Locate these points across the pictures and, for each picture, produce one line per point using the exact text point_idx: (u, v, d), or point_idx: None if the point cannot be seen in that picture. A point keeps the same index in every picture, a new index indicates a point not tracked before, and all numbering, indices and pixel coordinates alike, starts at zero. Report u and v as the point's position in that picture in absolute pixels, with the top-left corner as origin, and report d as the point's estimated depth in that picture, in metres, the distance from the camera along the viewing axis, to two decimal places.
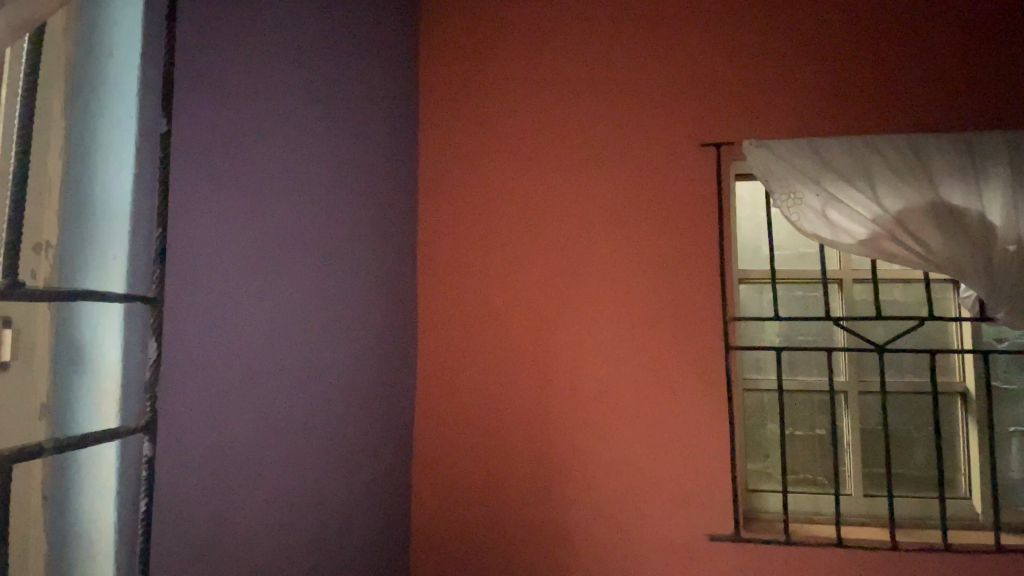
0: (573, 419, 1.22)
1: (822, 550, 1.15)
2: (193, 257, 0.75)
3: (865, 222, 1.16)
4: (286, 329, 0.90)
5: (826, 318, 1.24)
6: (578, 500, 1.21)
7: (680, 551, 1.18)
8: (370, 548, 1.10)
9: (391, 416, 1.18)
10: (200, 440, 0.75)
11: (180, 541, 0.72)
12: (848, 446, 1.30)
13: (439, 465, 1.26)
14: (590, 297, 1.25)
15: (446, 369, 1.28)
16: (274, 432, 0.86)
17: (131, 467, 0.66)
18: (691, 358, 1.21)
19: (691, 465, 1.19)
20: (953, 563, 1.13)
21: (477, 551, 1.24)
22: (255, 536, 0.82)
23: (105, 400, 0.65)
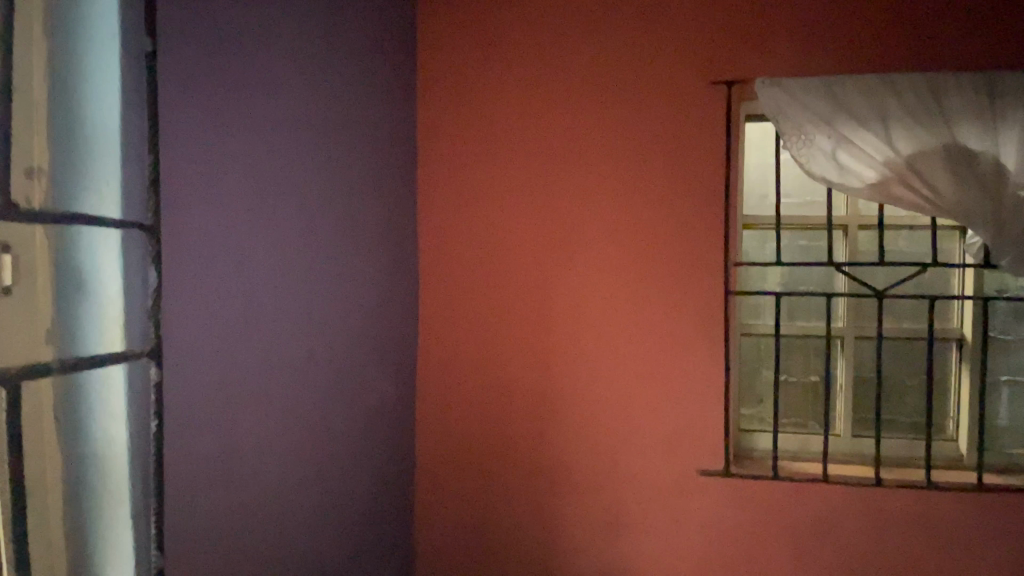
0: (572, 362, 1.25)
1: (808, 486, 1.20)
2: (189, 189, 0.74)
3: (875, 164, 1.13)
4: (286, 265, 0.90)
5: (829, 264, 1.24)
6: (575, 438, 1.25)
7: (672, 484, 1.23)
8: (376, 479, 1.15)
9: (393, 357, 1.20)
10: (206, 369, 0.76)
11: (193, 462, 0.74)
12: (840, 389, 1.33)
13: (440, 405, 1.30)
14: (592, 242, 1.24)
15: (447, 312, 1.29)
16: (278, 367, 0.88)
17: (138, 392, 0.69)
18: (691, 302, 1.21)
19: (686, 407, 1.22)
20: (935, 499, 1.17)
21: (477, 484, 1.29)
22: (263, 464, 0.86)
23: (108, 326, 0.67)
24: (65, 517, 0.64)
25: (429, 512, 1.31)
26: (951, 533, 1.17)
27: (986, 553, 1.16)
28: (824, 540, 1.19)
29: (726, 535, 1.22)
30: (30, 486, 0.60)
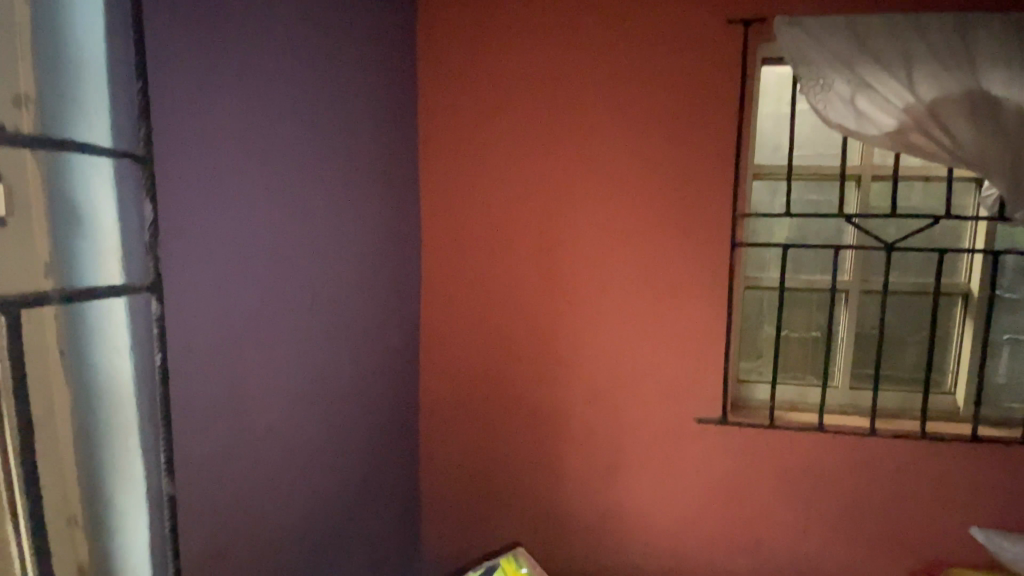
0: (575, 312, 1.25)
1: (803, 435, 1.22)
2: (181, 123, 0.71)
3: (894, 111, 1.09)
4: (286, 207, 0.88)
5: (839, 214, 1.21)
6: (575, 387, 1.27)
7: (670, 432, 1.25)
8: (380, 423, 1.18)
9: (395, 305, 1.21)
10: (207, 307, 0.76)
11: (198, 399, 0.75)
12: (841, 342, 1.33)
13: (443, 353, 1.32)
14: (597, 191, 1.21)
15: (449, 262, 1.29)
16: (280, 309, 0.88)
17: (142, 324, 0.68)
18: (696, 254, 1.20)
19: (687, 358, 1.23)
20: (929, 449, 1.18)
21: (479, 429, 1.33)
22: (271, 402, 0.87)
23: (107, 259, 0.65)
24: (76, 444, 0.67)
25: (433, 455, 1.36)
26: (943, 482, 1.19)
27: (975, 500, 1.18)
28: (817, 487, 1.22)
29: (721, 481, 1.25)
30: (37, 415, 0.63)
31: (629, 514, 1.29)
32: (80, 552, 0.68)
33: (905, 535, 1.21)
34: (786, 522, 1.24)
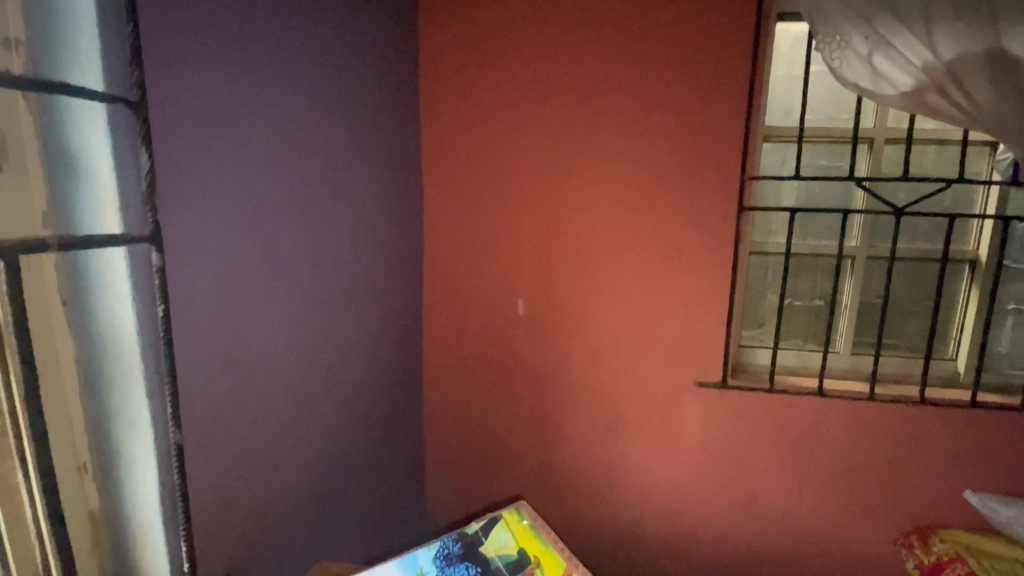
0: (577, 275, 1.24)
1: (803, 399, 1.23)
2: (173, 71, 0.68)
3: (912, 70, 1.05)
4: (284, 161, 0.87)
5: (849, 178, 1.18)
6: (576, 350, 1.28)
7: (670, 395, 1.26)
8: (384, 382, 1.20)
9: (397, 266, 1.21)
10: (207, 262, 0.75)
11: (203, 352, 0.75)
12: (844, 308, 1.33)
13: (446, 316, 1.33)
14: (601, 151, 1.19)
15: (452, 224, 1.28)
16: (283, 265, 0.88)
17: (143, 276, 0.68)
18: (701, 217, 1.18)
19: (689, 322, 1.23)
20: (927, 414, 1.19)
21: (481, 390, 1.34)
22: (275, 358, 0.88)
23: (105, 208, 0.65)
24: (82, 394, 0.70)
25: (437, 415, 1.38)
26: (939, 447, 1.20)
27: (971, 464, 1.20)
28: (814, 449, 1.24)
29: (719, 443, 1.27)
30: (43, 367, 0.65)
31: (627, 474, 1.32)
32: (90, 498, 0.72)
33: (899, 497, 1.23)
34: (781, 483, 1.27)
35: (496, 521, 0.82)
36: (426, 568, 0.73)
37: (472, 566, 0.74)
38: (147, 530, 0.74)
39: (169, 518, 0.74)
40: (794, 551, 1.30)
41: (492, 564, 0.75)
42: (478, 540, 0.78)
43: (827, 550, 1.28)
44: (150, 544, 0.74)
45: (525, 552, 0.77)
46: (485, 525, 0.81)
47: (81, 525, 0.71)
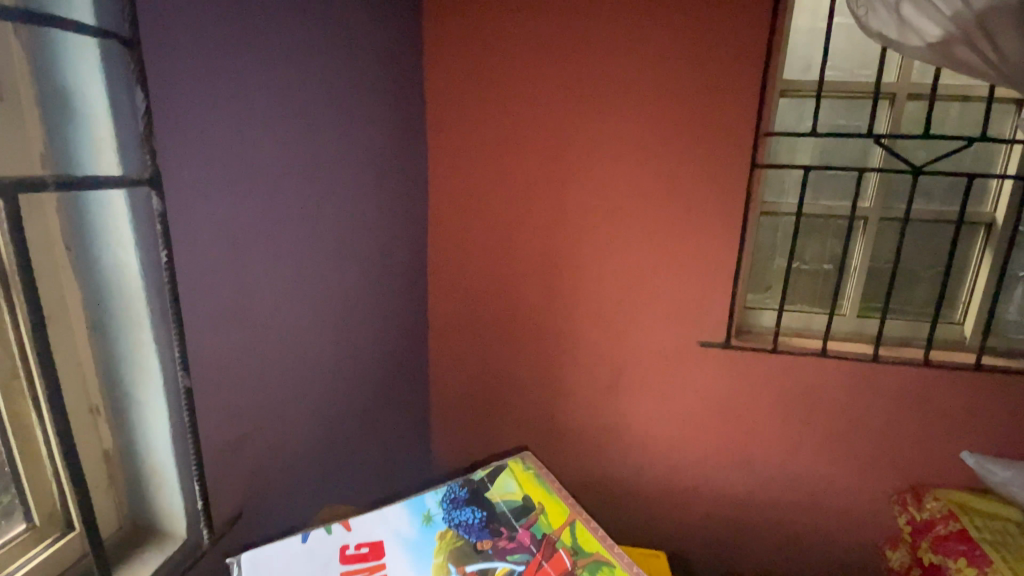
0: (583, 233, 1.23)
1: (806, 360, 1.23)
2: (167, 7, 0.65)
3: (940, 19, 0.97)
4: (285, 108, 0.84)
5: (867, 135, 1.15)
6: (580, 307, 1.28)
7: (673, 353, 1.27)
8: (389, 336, 1.21)
9: (401, 221, 1.20)
10: (209, 209, 0.74)
11: (209, 300, 0.75)
12: (853, 271, 1.31)
13: (451, 274, 1.33)
14: (609, 105, 1.15)
15: (457, 180, 1.26)
16: (286, 215, 0.87)
17: (144, 220, 0.67)
18: (712, 174, 1.15)
19: (695, 281, 1.22)
20: (931, 376, 1.19)
21: (485, 346, 1.36)
22: (281, 308, 0.88)
23: (102, 149, 0.64)
24: (91, 336, 0.72)
25: (442, 371, 1.41)
26: (940, 409, 1.21)
27: (971, 427, 1.20)
28: (815, 409, 1.25)
29: (720, 402, 1.28)
30: (50, 312, 0.67)
31: (628, 431, 1.35)
32: (103, 438, 0.75)
33: (896, 457, 1.25)
34: (779, 441, 1.29)
35: (501, 469, 0.84)
36: (433, 510, 0.76)
37: (477, 510, 0.76)
38: (161, 468, 0.76)
39: (181, 462, 0.76)
40: (788, 507, 1.33)
41: (498, 509, 0.77)
42: (483, 486, 0.80)
43: (821, 506, 1.31)
44: (165, 483, 0.77)
45: (529, 498, 0.79)
46: (491, 473, 0.84)
47: (96, 464, 0.74)
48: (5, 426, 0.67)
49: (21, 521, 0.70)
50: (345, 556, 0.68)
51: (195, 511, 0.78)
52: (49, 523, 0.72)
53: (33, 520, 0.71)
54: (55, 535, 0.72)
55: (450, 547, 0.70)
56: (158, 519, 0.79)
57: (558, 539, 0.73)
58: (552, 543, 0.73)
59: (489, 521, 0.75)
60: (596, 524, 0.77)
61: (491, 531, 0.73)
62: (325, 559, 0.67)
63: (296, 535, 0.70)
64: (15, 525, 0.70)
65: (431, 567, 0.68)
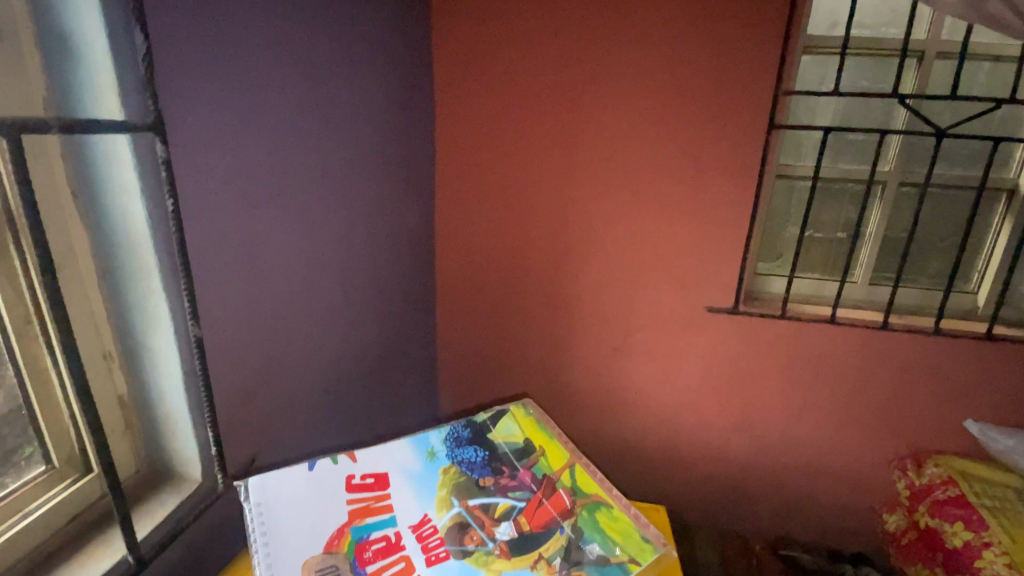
0: (592, 195, 1.22)
1: (814, 327, 1.22)
2: None
3: None
4: (290, 58, 0.82)
5: (892, 94, 1.10)
6: (587, 270, 1.28)
7: (680, 318, 1.27)
8: (396, 296, 1.22)
9: (408, 180, 1.19)
10: (215, 160, 0.73)
11: (217, 252, 0.75)
12: (867, 238, 1.29)
13: (458, 235, 1.33)
14: (622, 61, 1.12)
15: (465, 139, 1.24)
16: (293, 169, 0.86)
17: (149, 166, 0.66)
18: (726, 135, 1.12)
19: (705, 245, 1.20)
20: (941, 345, 1.18)
21: (491, 308, 1.37)
22: (289, 264, 0.89)
23: (104, 93, 0.62)
24: (101, 284, 0.73)
25: (449, 332, 1.42)
26: (947, 377, 1.20)
27: (977, 396, 1.20)
28: (820, 376, 1.25)
29: (725, 367, 1.29)
30: (59, 259, 0.68)
31: (632, 394, 1.37)
32: (118, 384, 0.77)
33: (899, 424, 1.25)
34: (782, 407, 1.29)
35: (504, 413, 0.85)
36: (437, 447, 0.77)
37: (480, 449, 0.78)
38: (174, 415, 0.78)
39: (193, 409, 0.78)
40: (788, 471, 1.35)
41: (500, 449, 0.79)
42: (486, 428, 0.82)
43: (822, 470, 1.33)
44: (179, 429, 0.79)
45: (531, 441, 0.81)
46: (494, 416, 0.85)
47: (112, 409, 0.77)
48: (22, 369, 0.69)
49: (40, 462, 0.73)
50: (351, 485, 0.69)
51: (209, 457, 0.80)
52: (68, 465, 0.75)
53: (52, 462, 0.74)
54: (74, 476, 0.75)
55: (453, 482, 0.72)
56: (174, 463, 0.81)
57: (558, 480, 0.75)
58: (552, 484, 0.74)
59: (491, 460, 0.77)
60: (595, 467, 0.78)
61: (492, 469, 0.75)
62: (331, 489, 0.68)
63: (301, 464, 0.69)
64: (35, 466, 0.73)
65: (435, 499, 0.70)
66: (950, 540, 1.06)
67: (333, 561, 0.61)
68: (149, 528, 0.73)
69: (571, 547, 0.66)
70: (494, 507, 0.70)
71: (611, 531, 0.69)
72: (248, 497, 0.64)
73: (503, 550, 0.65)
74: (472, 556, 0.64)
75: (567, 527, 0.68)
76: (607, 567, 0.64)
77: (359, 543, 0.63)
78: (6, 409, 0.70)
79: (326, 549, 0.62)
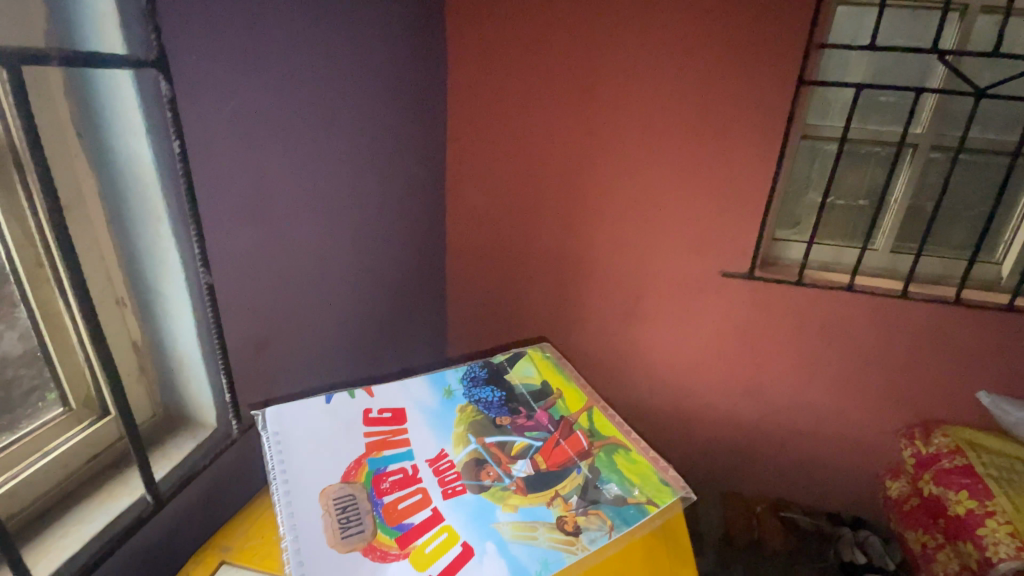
0: (607, 153, 1.18)
1: (830, 294, 1.20)
2: None
3: None
4: None
5: (931, 50, 1.04)
6: (601, 230, 1.26)
7: (693, 281, 1.25)
8: (407, 251, 1.21)
9: (418, 132, 1.16)
10: (222, 101, 0.70)
11: (231, 197, 0.75)
12: (892, 205, 1.24)
13: (471, 193, 1.31)
14: (644, 10, 1.06)
15: (477, 90, 1.20)
16: (303, 115, 0.84)
17: (153, 105, 0.64)
18: (752, 92, 1.07)
19: (723, 207, 1.17)
20: (959, 315, 1.16)
21: (501, 267, 1.36)
22: (299, 212, 0.87)
23: (105, 27, 0.60)
24: (110, 228, 0.72)
25: (459, 290, 1.42)
26: (962, 348, 1.18)
27: (993, 367, 1.18)
28: (832, 344, 1.24)
29: (735, 333, 1.28)
30: (67, 201, 0.66)
31: (641, 355, 1.37)
32: (131, 329, 0.77)
33: (908, 393, 1.25)
34: (790, 374, 1.29)
35: (521, 356, 0.88)
36: (454, 386, 0.79)
37: (496, 390, 0.80)
38: (188, 361, 0.79)
39: (207, 355, 0.78)
40: (794, 436, 1.36)
41: (517, 390, 0.81)
42: (503, 369, 0.84)
43: (827, 436, 1.34)
44: (193, 375, 0.80)
45: (548, 382, 0.84)
46: (510, 358, 0.87)
47: (126, 354, 0.77)
48: (35, 310, 0.69)
49: (58, 404, 0.74)
50: (368, 418, 0.70)
51: (223, 403, 0.81)
52: (85, 407, 0.75)
53: (69, 404, 0.74)
54: (92, 419, 0.76)
55: (470, 420, 0.74)
56: (190, 408, 0.82)
57: (574, 422, 0.76)
58: (570, 424, 0.76)
59: (507, 399, 0.78)
60: (613, 412, 0.79)
61: (510, 410, 0.77)
62: (349, 419, 0.69)
63: (319, 396, 0.71)
64: (53, 407, 0.73)
65: (452, 435, 0.71)
66: (954, 508, 1.07)
67: (351, 491, 0.62)
68: (166, 470, 0.74)
69: (588, 487, 0.67)
70: (511, 446, 0.71)
71: (627, 471, 0.70)
72: (266, 427, 0.66)
73: (520, 486, 0.66)
74: (488, 491, 0.64)
75: (583, 467, 0.69)
76: (623, 506, 0.65)
77: (377, 474, 0.64)
78: (22, 351, 0.70)
79: (344, 478, 0.63)
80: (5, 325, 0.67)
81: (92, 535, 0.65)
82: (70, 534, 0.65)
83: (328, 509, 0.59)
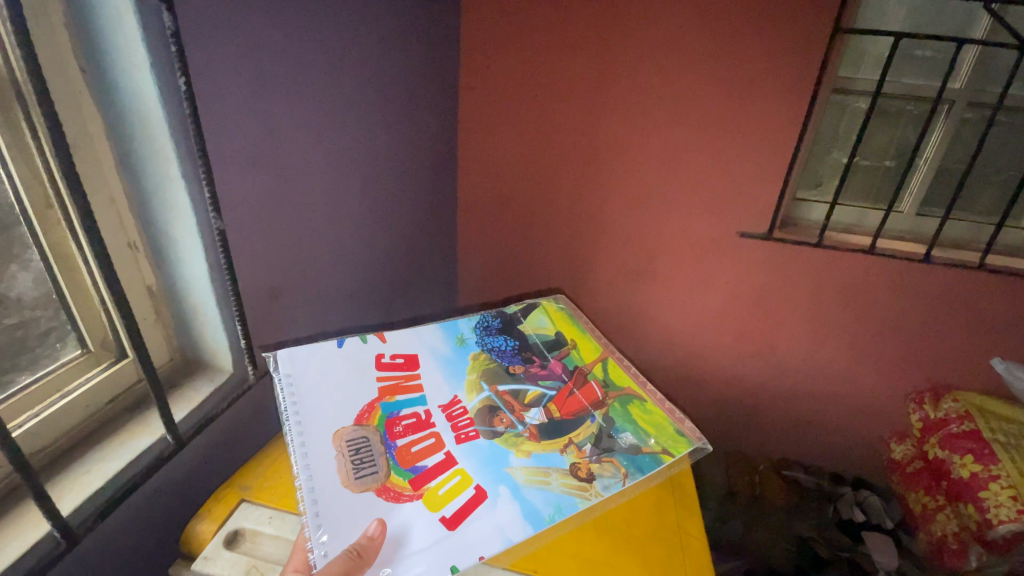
0: (626, 105, 1.14)
1: (849, 257, 1.17)
2: None
3: None
4: None
5: None
6: (616, 185, 1.23)
7: (708, 241, 1.23)
8: (418, 203, 1.20)
9: (430, 80, 1.12)
10: (226, 41, 0.67)
11: (239, 143, 0.73)
12: (922, 165, 1.19)
13: (483, 145, 1.28)
14: None
15: (491, 36, 1.16)
16: (312, 58, 0.81)
17: (157, 41, 0.61)
18: (783, 40, 1.01)
19: (744, 164, 1.13)
20: (981, 282, 1.12)
21: (513, 222, 1.35)
22: (309, 161, 0.85)
23: None
24: (119, 170, 0.71)
25: (471, 244, 1.42)
26: (982, 315, 1.15)
27: (1015, 335, 1.15)
28: (847, 308, 1.22)
29: (748, 294, 1.26)
30: (74, 141, 0.65)
31: (652, 314, 1.37)
32: (145, 274, 0.77)
33: (921, 359, 1.23)
34: (802, 336, 1.28)
35: (534, 307, 0.88)
36: (466, 334, 0.79)
37: (510, 339, 0.80)
38: (203, 306, 0.80)
39: (221, 300, 0.79)
40: (800, 397, 1.37)
41: (530, 340, 0.81)
42: (516, 319, 0.84)
43: (835, 398, 1.34)
44: (208, 320, 0.81)
45: (561, 335, 0.84)
46: (524, 309, 0.87)
47: (142, 298, 0.77)
48: (48, 253, 0.69)
49: (76, 346, 0.75)
50: (381, 362, 0.71)
51: (239, 349, 0.82)
52: (103, 350, 0.77)
53: (88, 346, 0.75)
54: (110, 361, 0.78)
55: (482, 368, 0.74)
56: (206, 353, 0.84)
57: (587, 372, 0.77)
58: (583, 375, 0.77)
59: (520, 348, 0.79)
60: (628, 364, 0.80)
61: (523, 359, 0.77)
62: (364, 363, 0.70)
63: (333, 339, 0.72)
64: (71, 349, 0.74)
65: (465, 382, 0.72)
66: (958, 471, 1.07)
67: (364, 433, 0.62)
68: (185, 412, 0.77)
69: (599, 435, 0.68)
70: (523, 394, 0.71)
71: (641, 422, 0.71)
72: (278, 368, 0.66)
73: (532, 433, 0.67)
74: (500, 437, 0.65)
75: (596, 416, 0.70)
76: (636, 454, 0.66)
77: (389, 417, 0.65)
78: (37, 294, 0.70)
79: (357, 421, 0.63)
80: (18, 267, 0.67)
81: (117, 472, 0.68)
82: (95, 470, 0.68)
83: (341, 449, 0.60)
